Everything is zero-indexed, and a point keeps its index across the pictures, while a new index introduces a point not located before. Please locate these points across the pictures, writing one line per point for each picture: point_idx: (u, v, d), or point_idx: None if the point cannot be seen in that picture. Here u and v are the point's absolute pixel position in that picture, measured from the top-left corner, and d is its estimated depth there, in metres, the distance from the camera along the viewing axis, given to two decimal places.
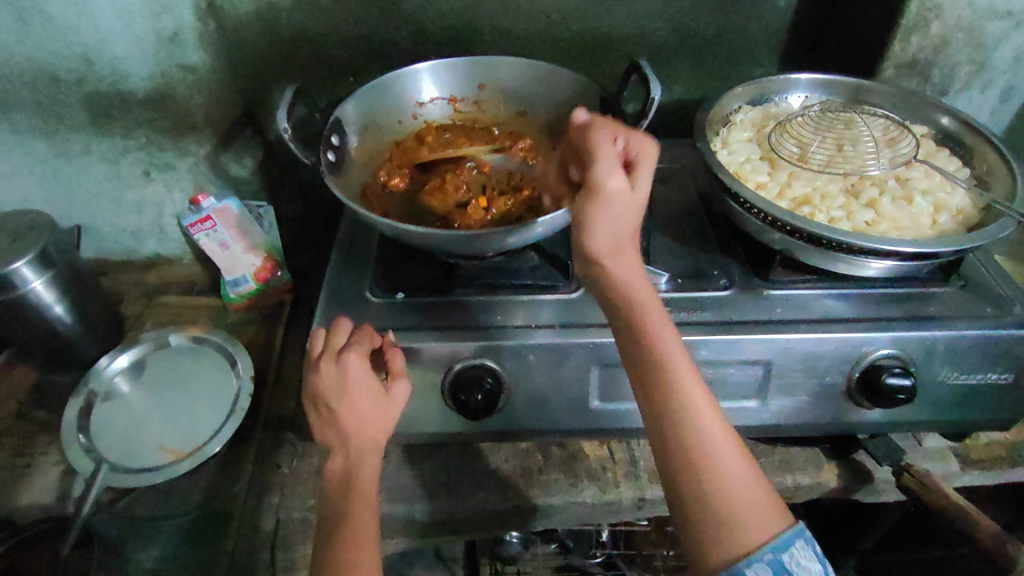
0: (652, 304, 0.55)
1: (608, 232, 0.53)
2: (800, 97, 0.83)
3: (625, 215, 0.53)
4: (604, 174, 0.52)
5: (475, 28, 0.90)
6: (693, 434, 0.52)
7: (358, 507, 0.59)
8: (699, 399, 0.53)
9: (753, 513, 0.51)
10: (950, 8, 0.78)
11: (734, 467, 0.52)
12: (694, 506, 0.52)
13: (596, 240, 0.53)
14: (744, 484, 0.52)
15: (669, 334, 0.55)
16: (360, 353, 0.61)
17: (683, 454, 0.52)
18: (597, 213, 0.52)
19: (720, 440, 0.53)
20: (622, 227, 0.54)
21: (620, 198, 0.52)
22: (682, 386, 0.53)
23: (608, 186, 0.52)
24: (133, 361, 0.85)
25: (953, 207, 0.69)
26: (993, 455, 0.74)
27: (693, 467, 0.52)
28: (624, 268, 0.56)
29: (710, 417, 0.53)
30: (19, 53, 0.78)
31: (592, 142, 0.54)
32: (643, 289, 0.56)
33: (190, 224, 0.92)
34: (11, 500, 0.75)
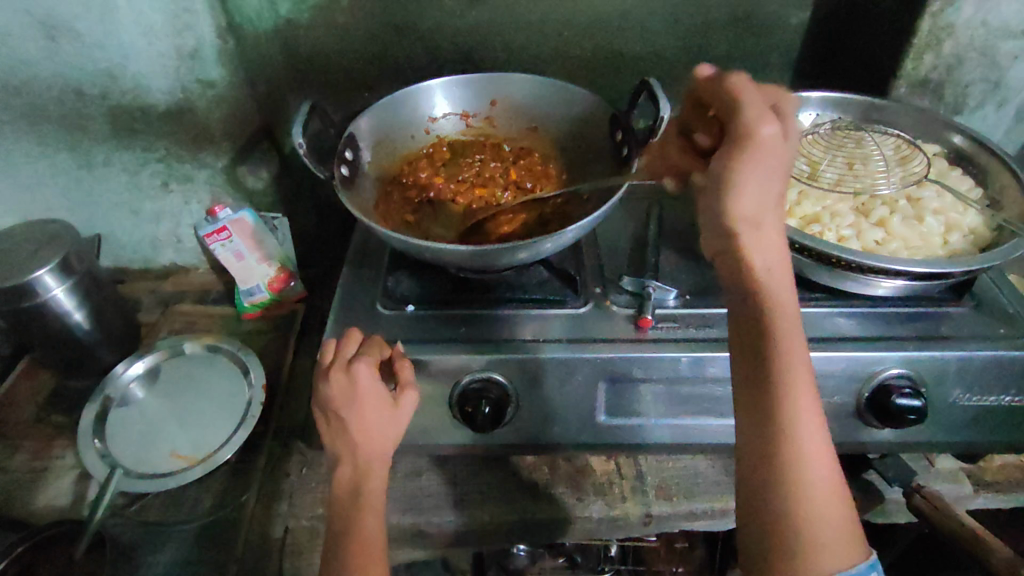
0: (789, 294, 0.51)
1: (754, 197, 0.49)
2: (811, 115, 0.82)
3: (774, 177, 0.49)
4: (759, 120, 0.49)
5: (489, 44, 0.91)
6: (798, 440, 0.48)
7: (365, 517, 0.59)
8: (810, 398, 0.49)
9: (837, 537, 0.47)
10: (963, 28, 0.78)
11: (827, 478, 0.48)
12: (775, 508, 0.47)
13: (741, 202, 0.49)
14: (836, 503, 0.47)
15: (795, 327, 0.50)
16: (371, 362, 0.61)
17: (779, 455, 0.47)
18: (747, 164, 0.48)
19: (822, 452, 0.48)
20: (767, 195, 0.50)
21: (776, 150, 0.49)
22: (799, 386, 0.49)
23: (762, 134, 0.49)
24: (149, 368, 0.86)
25: (965, 227, 0.69)
26: (1007, 478, 0.73)
27: (780, 472, 0.47)
28: (760, 245, 0.50)
29: (814, 425, 0.48)
30: (47, 68, 0.81)
31: (743, 89, 0.51)
32: (778, 276, 0.51)
33: (207, 234, 0.92)
34: (28, 503, 0.77)
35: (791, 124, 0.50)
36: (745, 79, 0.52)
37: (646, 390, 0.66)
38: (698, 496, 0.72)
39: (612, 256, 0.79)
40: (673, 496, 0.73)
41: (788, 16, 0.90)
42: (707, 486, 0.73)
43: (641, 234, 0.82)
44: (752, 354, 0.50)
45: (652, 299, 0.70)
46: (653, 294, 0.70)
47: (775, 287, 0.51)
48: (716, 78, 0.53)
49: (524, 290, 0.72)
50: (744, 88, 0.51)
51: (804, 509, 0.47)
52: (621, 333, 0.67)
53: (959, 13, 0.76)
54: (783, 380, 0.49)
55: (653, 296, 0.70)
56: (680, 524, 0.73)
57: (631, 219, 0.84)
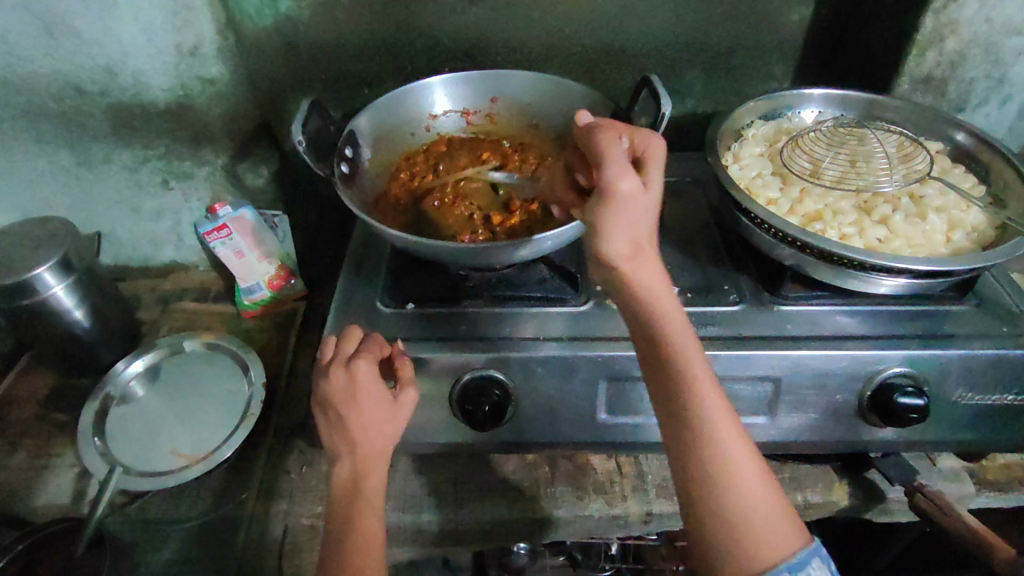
0: (672, 311, 0.52)
1: (625, 236, 0.51)
2: (813, 111, 0.82)
3: (642, 217, 0.51)
4: (617, 176, 0.50)
5: (490, 41, 0.91)
6: (713, 450, 0.50)
7: (364, 516, 0.59)
8: (717, 405, 0.51)
9: (773, 533, 0.48)
10: (966, 24, 0.77)
11: (750, 477, 0.50)
12: (709, 520, 0.49)
13: (612, 244, 0.51)
14: (764, 499, 0.49)
15: (687, 337, 0.52)
16: (370, 360, 0.61)
17: (697, 470, 0.50)
18: (608, 213, 0.50)
19: (741, 452, 0.50)
20: (637, 230, 0.51)
21: (635, 198, 0.50)
22: (704, 396, 0.51)
23: (621, 187, 0.50)
24: (149, 366, 0.86)
25: (968, 224, 0.68)
26: (1010, 477, 0.73)
27: (706, 487, 0.49)
28: (641, 272, 0.52)
29: (729, 430, 0.50)
30: (46, 65, 0.81)
31: (604, 147, 0.53)
32: (666, 299, 0.53)
33: (206, 232, 0.92)
34: (28, 501, 0.77)
35: (652, 168, 0.53)
36: (606, 131, 0.54)
37: (647, 389, 0.66)
38: None
39: None
40: (673, 495, 0.73)
41: (790, 12, 0.90)
42: None
43: None
44: (657, 377, 0.52)
45: None
46: None
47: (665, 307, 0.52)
48: (588, 131, 0.55)
49: (525, 288, 0.72)
50: (606, 139, 0.53)
51: (732, 510, 0.49)
52: (621, 331, 0.67)
53: (962, 10, 0.76)
54: (689, 396, 0.51)
55: None
56: (680, 522, 0.73)
57: None
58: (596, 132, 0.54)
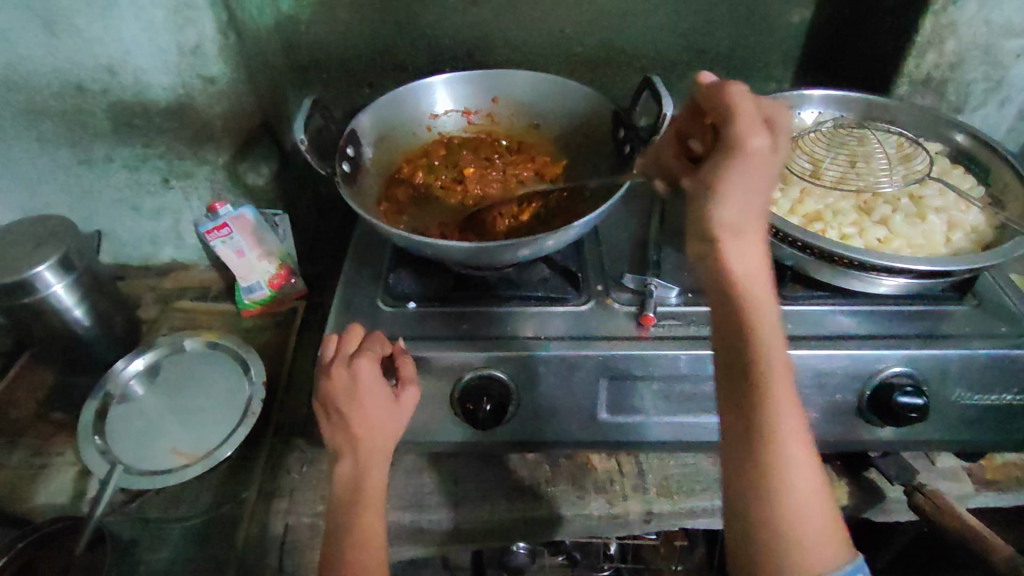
0: (766, 299, 0.51)
1: (740, 206, 0.49)
2: (813, 113, 0.82)
3: (762, 187, 0.49)
4: (749, 132, 0.47)
5: (491, 41, 0.91)
6: (778, 444, 0.49)
7: (365, 513, 0.59)
8: (791, 400, 0.49)
9: (823, 541, 0.48)
10: (966, 26, 0.78)
11: (809, 480, 0.49)
12: (759, 517, 0.48)
13: (726, 210, 0.48)
14: (818, 510, 0.49)
15: (776, 329, 0.51)
16: (372, 358, 0.61)
17: (760, 462, 0.48)
18: (733, 171, 0.48)
19: (804, 462, 0.49)
20: (753, 204, 0.49)
21: (762, 160, 0.48)
22: (780, 399, 0.49)
23: (750, 144, 0.47)
24: (149, 365, 0.86)
25: (967, 225, 0.69)
26: (1008, 476, 0.74)
27: (764, 483, 0.48)
28: (742, 252, 0.50)
29: (797, 439, 0.49)
30: (47, 64, 0.81)
31: (734, 99, 0.49)
32: (761, 286, 0.51)
33: (207, 231, 0.92)
34: (28, 500, 0.77)
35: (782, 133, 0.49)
36: (732, 88, 0.50)
37: (647, 388, 0.66)
38: (699, 494, 0.72)
39: (614, 254, 0.79)
40: (674, 494, 0.73)
41: (790, 14, 0.90)
42: (708, 485, 0.73)
43: (642, 231, 0.82)
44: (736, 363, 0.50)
45: (654, 297, 0.69)
46: (655, 292, 0.70)
47: (757, 294, 0.51)
48: (719, 88, 0.50)
49: (526, 287, 0.72)
50: (738, 94, 0.49)
51: (784, 517, 0.48)
52: (622, 330, 0.67)
53: (962, 12, 0.76)
54: (766, 387, 0.49)
55: (655, 293, 0.70)
56: (681, 521, 0.73)
57: (633, 216, 0.84)
58: (723, 83, 0.50)
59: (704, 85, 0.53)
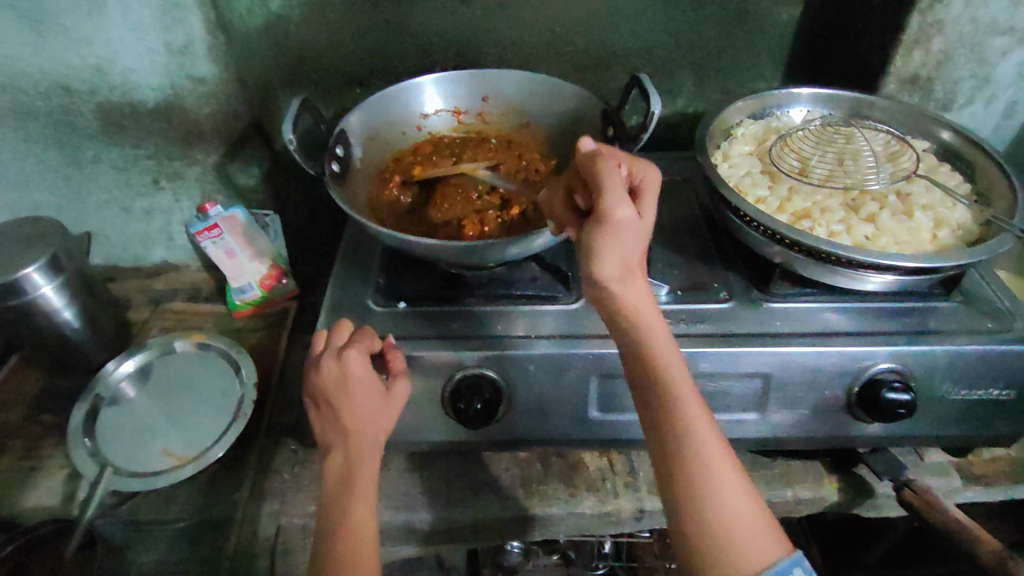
0: (661, 332, 0.53)
1: (617, 259, 0.51)
2: (802, 110, 0.83)
3: (637, 242, 0.51)
4: (612, 200, 0.50)
5: (481, 40, 0.91)
6: (695, 456, 0.50)
7: (357, 507, 0.59)
8: (699, 412, 0.51)
9: (757, 541, 0.49)
10: (952, 24, 0.78)
11: (732, 482, 0.50)
12: (691, 525, 0.49)
13: (605, 266, 0.51)
14: (749, 519, 0.49)
15: (672, 352, 0.53)
16: (361, 351, 0.61)
17: (683, 475, 0.50)
18: (605, 238, 0.50)
19: (727, 476, 0.50)
20: (631, 254, 0.51)
21: (631, 227, 0.50)
22: (693, 421, 0.51)
23: (616, 213, 0.50)
24: (139, 366, 0.86)
25: (954, 222, 0.69)
26: (996, 471, 0.74)
27: (688, 495, 0.49)
28: (630, 293, 0.52)
29: (716, 453, 0.50)
30: (35, 64, 0.80)
31: (599, 172, 0.51)
32: (651, 316, 0.53)
33: (197, 231, 0.93)
34: (19, 502, 0.76)
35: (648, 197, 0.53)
36: (601, 155, 0.52)
37: None
38: None
39: None
40: None
41: (779, 13, 0.91)
42: None
43: None
44: (642, 389, 0.52)
45: None
46: None
47: (652, 326, 0.53)
48: (588, 158, 0.52)
49: (517, 286, 0.73)
50: (608, 167, 0.51)
51: (714, 522, 0.49)
52: None
53: (948, 10, 0.77)
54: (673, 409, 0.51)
55: None
56: (671, 518, 0.73)
57: None
58: (589, 152, 0.53)
59: (587, 151, 0.53)
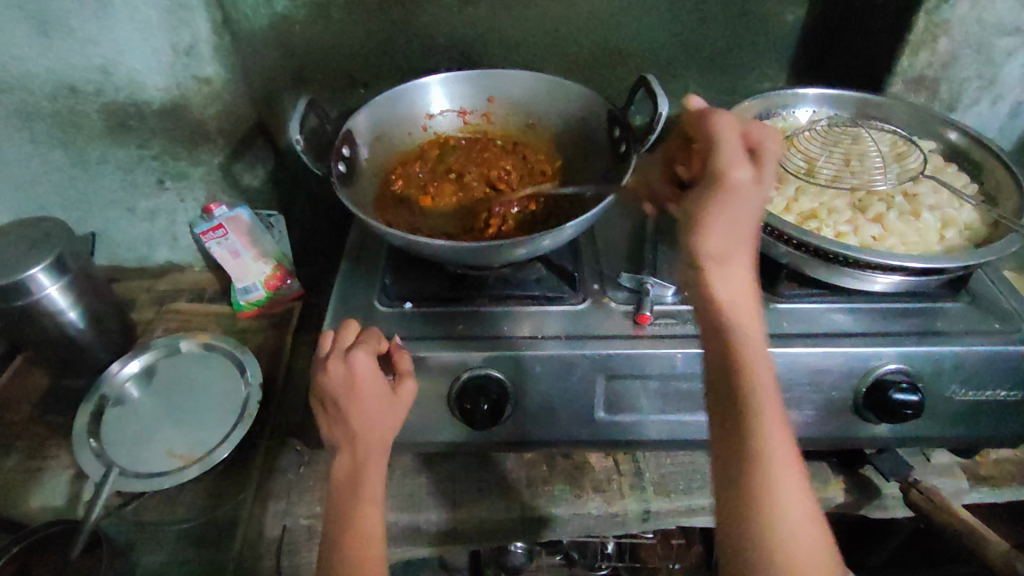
0: (752, 324, 0.52)
1: (723, 233, 0.52)
2: (808, 111, 0.83)
3: (745, 219, 0.52)
4: (734, 165, 0.53)
5: (486, 40, 0.91)
6: (767, 457, 0.48)
7: (364, 508, 0.59)
8: (777, 416, 0.50)
9: (813, 556, 0.47)
10: (958, 25, 0.78)
11: (797, 494, 0.48)
12: (744, 524, 0.47)
13: (711, 237, 0.52)
14: (810, 536, 0.47)
15: (760, 350, 0.52)
16: (369, 352, 0.61)
17: (748, 473, 0.48)
18: (720, 203, 0.52)
19: (794, 478, 0.48)
20: (735, 232, 0.52)
21: (747, 194, 0.52)
22: (768, 423, 0.49)
23: (735, 177, 0.53)
24: (144, 367, 0.86)
25: (961, 223, 0.69)
26: (1002, 472, 0.74)
27: (750, 493, 0.48)
28: (727, 276, 0.52)
29: (785, 455, 0.49)
30: (40, 64, 0.80)
31: (722, 137, 0.55)
32: (744, 308, 0.53)
33: (202, 231, 0.94)
34: (23, 503, 0.76)
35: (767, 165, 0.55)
36: (721, 118, 0.56)
37: (644, 387, 0.66)
38: (695, 492, 0.73)
39: (610, 253, 0.79)
40: (671, 492, 0.73)
41: (784, 13, 0.91)
42: (705, 482, 0.73)
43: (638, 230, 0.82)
44: (721, 376, 0.51)
45: (651, 295, 0.70)
46: (651, 291, 0.70)
47: (743, 319, 0.52)
48: (702, 119, 0.58)
49: (523, 287, 0.72)
50: (725, 126, 0.56)
51: (772, 526, 0.47)
52: (618, 329, 0.67)
53: (954, 11, 0.77)
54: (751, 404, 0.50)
55: (652, 291, 0.70)
56: (677, 519, 0.73)
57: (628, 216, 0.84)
58: (711, 121, 0.57)
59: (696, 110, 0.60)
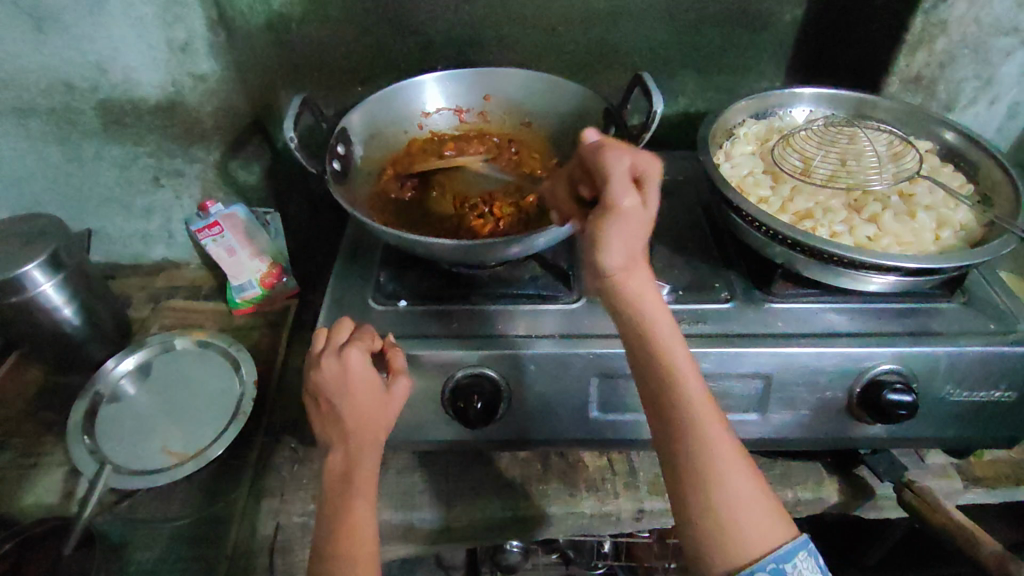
0: (664, 321, 0.52)
1: (624, 249, 0.49)
2: (805, 110, 0.83)
3: (640, 232, 0.49)
4: (619, 192, 0.48)
5: (483, 38, 0.91)
6: (703, 439, 0.50)
7: (357, 506, 0.59)
8: (706, 396, 0.51)
9: (758, 525, 0.49)
10: (956, 25, 0.78)
11: (738, 469, 0.50)
12: (693, 512, 0.50)
13: (610, 256, 0.49)
14: (755, 509, 0.49)
15: (677, 340, 0.52)
16: (361, 349, 0.61)
17: (689, 463, 0.50)
18: (611, 229, 0.48)
19: (732, 458, 0.50)
20: (635, 243, 0.50)
21: (636, 217, 0.48)
22: (698, 409, 0.51)
23: (622, 205, 0.48)
24: (139, 364, 0.86)
25: (957, 223, 0.69)
26: (997, 473, 0.74)
27: (695, 482, 0.50)
28: (634, 283, 0.52)
29: (721, 436, 0.50)
30: (35, 61, 0.80)
31: (607, 165, 0.49)
32: (656, 304, 0.53)
33: (198, 229, 0.94)
34: (18, 500, 0.76)
35: (653, 184, 0.49)
36: (608, 144, 0.49)
37: (638, 386, 0.66)
38: None
39: None
40: (665, 491, 0.73)
41: (783, 12, 0.90)
42: None
43: None
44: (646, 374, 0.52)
45: None
46: None
47: (655, 317, 0.52)
48: (594, 149, 0.50)
49: (519, 286, 0.72)
50: (612, 158, 0.49)
51: (715, 510, 0.49)
52: (612, 329, 0.67)
53: (951, 10, 0.77)
54: (683, 396, 0.51)
55: None
56: (671, 518, 0.73)
57: None
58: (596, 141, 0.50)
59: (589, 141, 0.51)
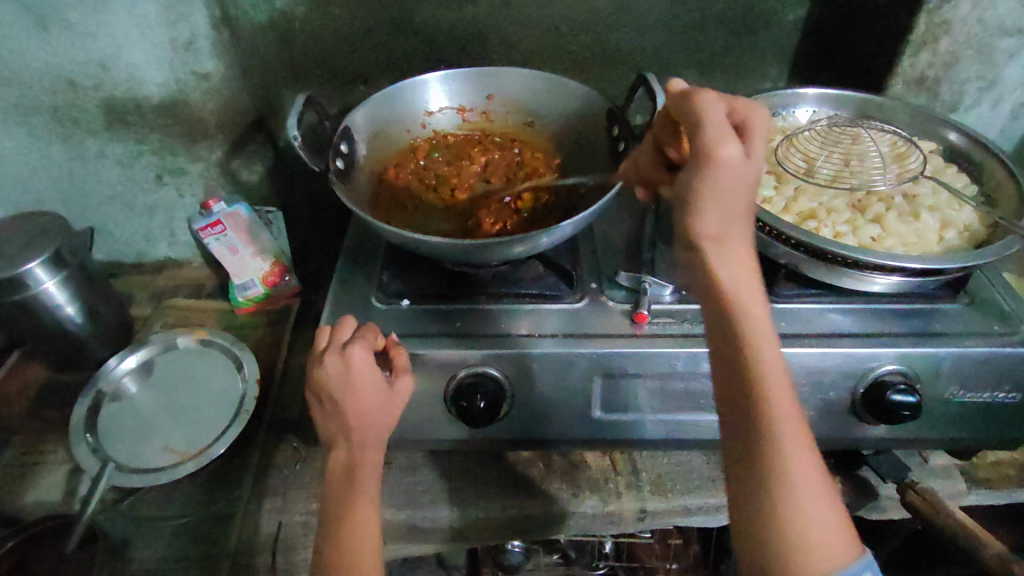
0: (757, 303, 0.50)
1: (717, 212, 0.50)
2: (807, 111, 0.83)
3: (736, 192, 0.50)
4: (720, 140, 0.49)
5: (487, 37, 0.91)
6: (779, 435, 0.46)
7: (360, 505, 0.58)
8: (790, 395, 0.47)
9: (829, 544, 0.43)
10: (960, 25, 0.78)
11: (814, 479, 0.45)
12: (755, 515, 0.45)
13: (702, 217, 0.50)
14: (829, 526, 0.44)
15: (767, 327, 0.50)
16: (365, 347, 0.61)
17: (760, 459, 0.46)
18: (703, 182, 0.50)
19: (811, 465, 0.45)
20: (729, 206, 0.50)
21: (733, 169, 0.49)
22: (780, 404, 0.47)
23: (722, 153, 0.49)
24: (142, 363, 0.85)
25: (960, 224, 0.69)
26: (1000, 474, 0.74)
27: (766, 478, 0.45)
28: (724, 256, 0.51)
29: (800, 433, 0.46)
30: (38, 59, 0.80)
31: (704, 113, 0.51)
32: (745, 283, 0.51)
33: (201, 228, 0.92)
34: (19, 498, 0.76)
35: (754, 142, 0.51)
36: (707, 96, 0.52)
37: (641, 386, 0.66)
38: (692, 492, 0.73)
39: (608, 252, 0.79)
40: (667, 491, 0.73)
41: (786, 13, 0.90)
42: (702, 481, 0.73)
43: (637, 229, 0.82)
44: (728, 355, 0.49)
45: (648, 294, 0.69)
46: (649, 289, 0.70)
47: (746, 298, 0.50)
48: (686, 100, 0.53)
49: (521, 285, 0.72)
50: (709, 108, 0.51)
51: (782, 515, 0.44)
52: (615, 329, 0.67)
53: (955, 11, 0.77)
54: (765, 386, 0.47)
55: (649, 290, 0.70)
56: (673, 518, 0.73)
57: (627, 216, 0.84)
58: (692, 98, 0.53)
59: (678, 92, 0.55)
